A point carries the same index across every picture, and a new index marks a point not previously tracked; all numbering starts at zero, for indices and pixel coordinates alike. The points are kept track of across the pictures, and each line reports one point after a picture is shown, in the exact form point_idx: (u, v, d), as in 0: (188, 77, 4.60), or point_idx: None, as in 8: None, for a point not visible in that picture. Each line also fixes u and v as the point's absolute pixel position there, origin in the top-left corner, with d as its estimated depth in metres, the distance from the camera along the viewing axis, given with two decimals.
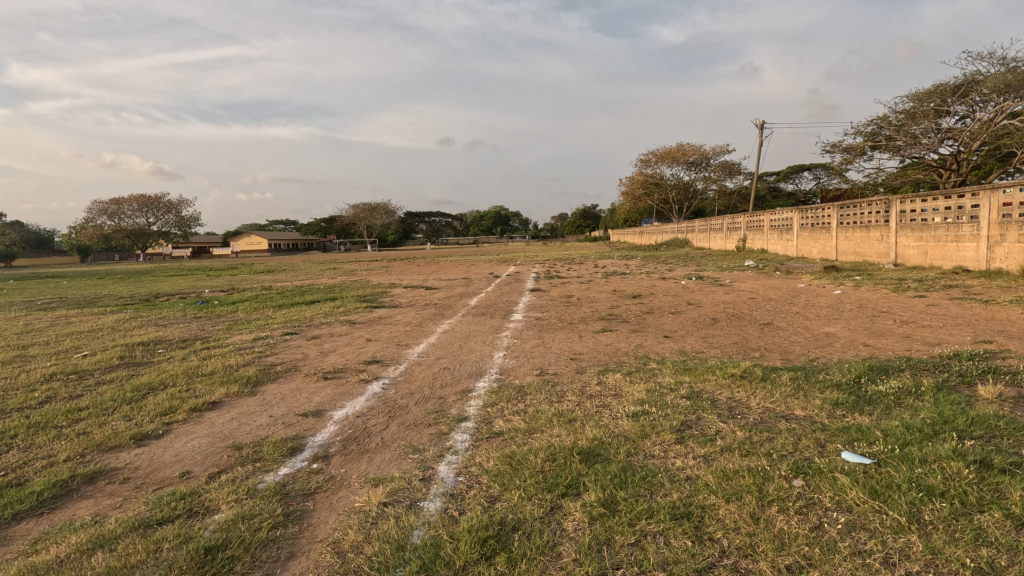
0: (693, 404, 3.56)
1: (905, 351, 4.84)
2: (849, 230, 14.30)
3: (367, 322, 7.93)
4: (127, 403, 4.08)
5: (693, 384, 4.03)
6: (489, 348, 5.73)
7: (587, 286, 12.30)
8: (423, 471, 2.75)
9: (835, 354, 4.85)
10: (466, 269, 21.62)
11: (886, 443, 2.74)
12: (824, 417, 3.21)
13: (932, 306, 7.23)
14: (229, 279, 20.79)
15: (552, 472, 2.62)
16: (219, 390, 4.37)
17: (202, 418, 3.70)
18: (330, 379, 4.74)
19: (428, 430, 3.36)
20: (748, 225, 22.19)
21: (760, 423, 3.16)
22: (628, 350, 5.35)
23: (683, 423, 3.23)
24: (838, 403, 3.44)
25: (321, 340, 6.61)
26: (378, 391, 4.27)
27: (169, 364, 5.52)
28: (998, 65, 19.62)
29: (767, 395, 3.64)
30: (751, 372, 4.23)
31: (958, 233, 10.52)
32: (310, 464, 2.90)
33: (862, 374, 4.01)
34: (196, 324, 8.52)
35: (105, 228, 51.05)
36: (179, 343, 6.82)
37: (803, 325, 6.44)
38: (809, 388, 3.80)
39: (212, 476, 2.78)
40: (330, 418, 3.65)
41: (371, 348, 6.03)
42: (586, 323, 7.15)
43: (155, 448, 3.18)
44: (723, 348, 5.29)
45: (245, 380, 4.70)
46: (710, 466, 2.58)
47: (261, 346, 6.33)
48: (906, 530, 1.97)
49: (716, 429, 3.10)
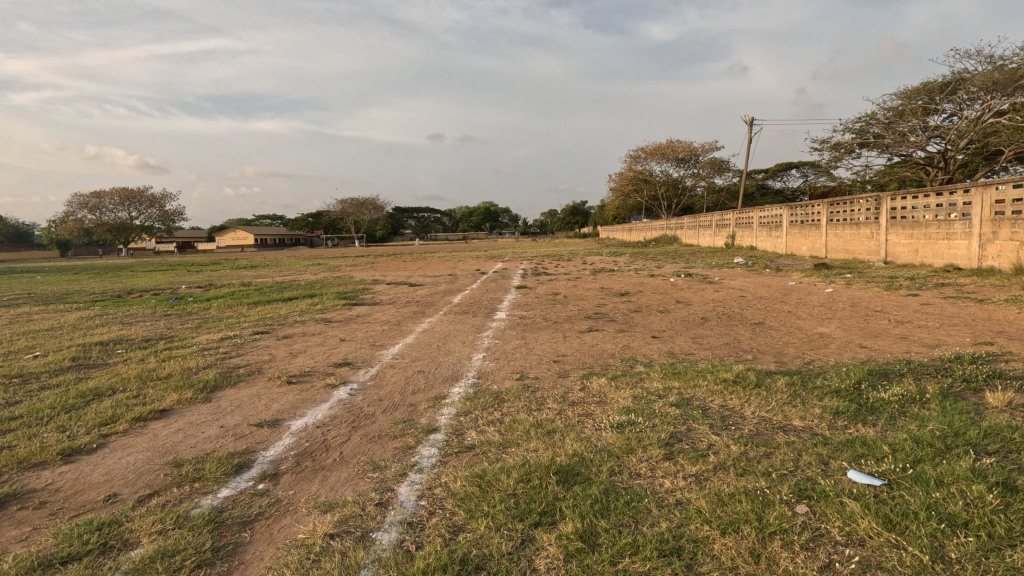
0: (684, 413, 3.28)
1: (904, 354, 4.60)
2: (839, 227, 14.15)
3: (344, 321, 7.58)
4: (66, 412, 3.70)
5: (683, 390, 3.74)
6: (468, 349, 5.41)
7: (575, 284, 12.00)
8: (380, 494, 2.43)
9: (831, 356, 4.59)
10: (453, 265, 21.30)
11: (896, 460, 2.48)
12: (825, 429, 2.94)
13: (926, 305, 7.06)
14: (208, 274, 20.20)
15: (525, 496, 2.32)
16: (170, 397, 4.00)
17: (145, 429, 3.34)
18: (294, 383, 4.39)
19: (393, 444, 3.05)
20: (737, 221, 22.05)
21: (756, 436, 2.90)
22: (614, 352, 5.06)
23: (672, 435, 2.95)
24: (839, 412, 3.19)
25: (292, 340, 6.23)
26: (344, 398, 3.94)
27: (124, 367, 5.12)
28: (985, 63, 19.59)
29: (762, 404, 3.38)
30: (744, 377, 3.95)
31: (950, 231, 10.37)
32: (255, 485, 2.58)
33: (862, 379, 3.75)
34: (163, 322, 8.10)
35: (85, 222, 49.90)
36: (141, 342, 6.42)
37: (796, 325, 6.19)
38: (807, 395, 3.53)
39: (140, 500, 2.45)
40: (287, 429, 3.32)
41: (343, 349, 5.68)
42: (571, 323, 6.85)
43: (83, 465, 2.83)
44: (714, 350, 5.01)
45: (201, 386, 4.32)
46: (702, 488, 2.31)
47: (226, 347, 5.95)
48: (929, 570, 1.70)
49: (707, 443, 2.82)
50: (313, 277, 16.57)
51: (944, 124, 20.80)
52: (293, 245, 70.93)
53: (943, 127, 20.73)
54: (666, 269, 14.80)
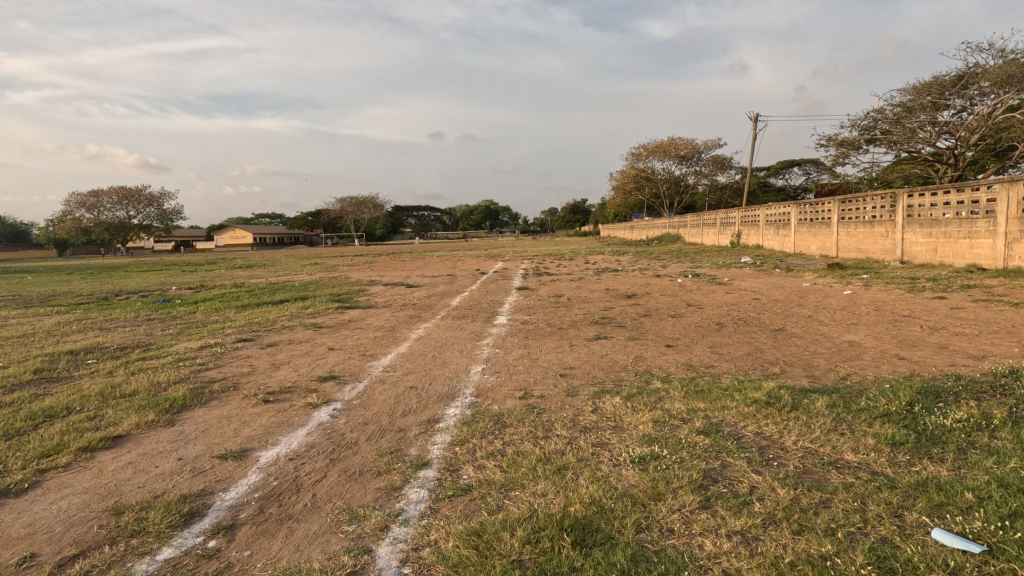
0: (715, 443, 2.83)
1: (949, 368, 4.14)
2: (851, 226, 13.66)
3: (334, 327, 7.12)
4: (5, 440, 3.24)
5: (710, 414, 3.28)
6: (466, 361, 4.94)
7: (579, 285, 11.55)
8: (356, 557, 1.98)
9: (869, 370, 4.14)
10: (452, 264, 20.81)
11: (987, 513, 2.03)
12: (886, 467, 2.49)
13: (957, 309, 6.59)
14: (201, 275, 19.75)
15: (534, 566, 1.86)
16: (128, 420, 3.52)
17: (89, 463, 2.88)
18: (272, 402, 3.92)
19: (375, 483, 2.59)
20: (743, 220, 21.56)
21: (806, 475, 2.45)
22: (626, 364, 4.59)
23: (705, 474, 2.49)
24: (896, 442, 2.74)
25: (276, 350, 5.78)
26: (325, 421, 3.48)
27: (89, 381, 4.65)
28: (997, 57, 19.14)
29: (804, 432, 2.93)
30: (778, 397, 3.47)
31: (972, 229, 9.90)
32: (204, 543, 2.12)
33: (914, 400, 3.28)
34: (143, 328, 7.62)
35: (82, 220, 49.45)
36: (115, 352, 5.97)
37: (820, 332, 5.72)
38: (853, 420, 3.08)
39: (60, 566, 1.99)
40: (254, 463, 2.86)
41: (329, 360, 5.19)
42: (576, 329, 6.38)
43: (5, 513, 2.38)
44: (736, 362, 4.54)
45: (167, 406, 3.84)
46: (753, 555, 1.86)
47: (203, 357, 5.48)
48: None
49: (748, 485, 2.36)
50: (307, 278, 16.06)
51: (955, 120, 20.32)
52: (293, 244, 70.48)
53: (954, 122, 20.26)
54: (672, 269, 14.39)
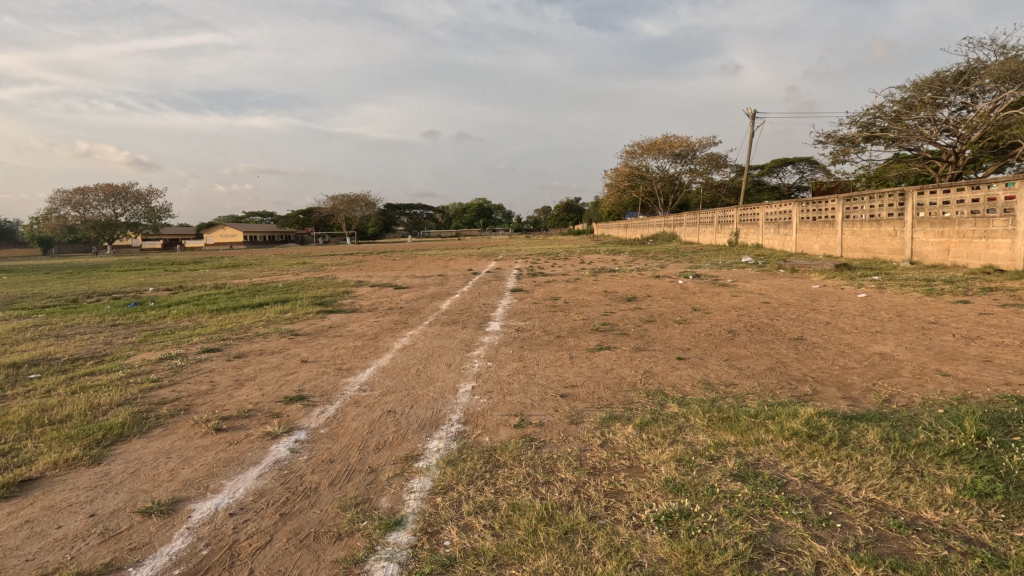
0: (760, 495, 2.27)
1: (1004, 387, 3.62)
2: (857, 225, 13.18)
3: (312, 334, 6.55)
4: None
5: (742, 449, 2.74)
6: (454, 377, 4.37)
7: (576, 287, 10.99)
8: None
9: (912, 389, 3.64)
10: (443, 264, 20.10)
11: None
12: (981, 532, 1.96)
13: (986, 315, 6.10)
14: (183, 274, 19.01)
15: None
16: (45, 457, 2.93)
17: None
18: (224, 431, 3.34)
19: (332, 553, 2.02)
20: (741, 218, 21.09)
21: (886, 544, 1.91)
22: (636, 381, 4.04)
23: (754, 542, 1.95)
24: (981, 492, 2.22)
25: (243, 362, 5.19)
26: (282, 458, 2.91)
27: (20, 402, 4.05)
28: (1000, 53, 18.74)
29: (862, 477, 2.40)
30: (819, 427, 2.94)
31: (988, 229, 9.47)
32: None
33: (984, 433, 2.76)
34: (106, 335, 7.00)
35: (68, 219, 48.31)
36: (62, 365, 5.33)
37: (843, 340, 5.22)
38: (918, 459, 2.55)
39: None
40: (184, 521, 2.28)
41: (300, 377, 4.59)
42: (576, 337, 5.82)
43: None
44: (760, 380, 4.00)
45: (99, 436, 3.25)
46: None
47: (160, 372, 4.87)
48: None
49: (813, 561, 1.82)
50: (292, 279, 15.38)
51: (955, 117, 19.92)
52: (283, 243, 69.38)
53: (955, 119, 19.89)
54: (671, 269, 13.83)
